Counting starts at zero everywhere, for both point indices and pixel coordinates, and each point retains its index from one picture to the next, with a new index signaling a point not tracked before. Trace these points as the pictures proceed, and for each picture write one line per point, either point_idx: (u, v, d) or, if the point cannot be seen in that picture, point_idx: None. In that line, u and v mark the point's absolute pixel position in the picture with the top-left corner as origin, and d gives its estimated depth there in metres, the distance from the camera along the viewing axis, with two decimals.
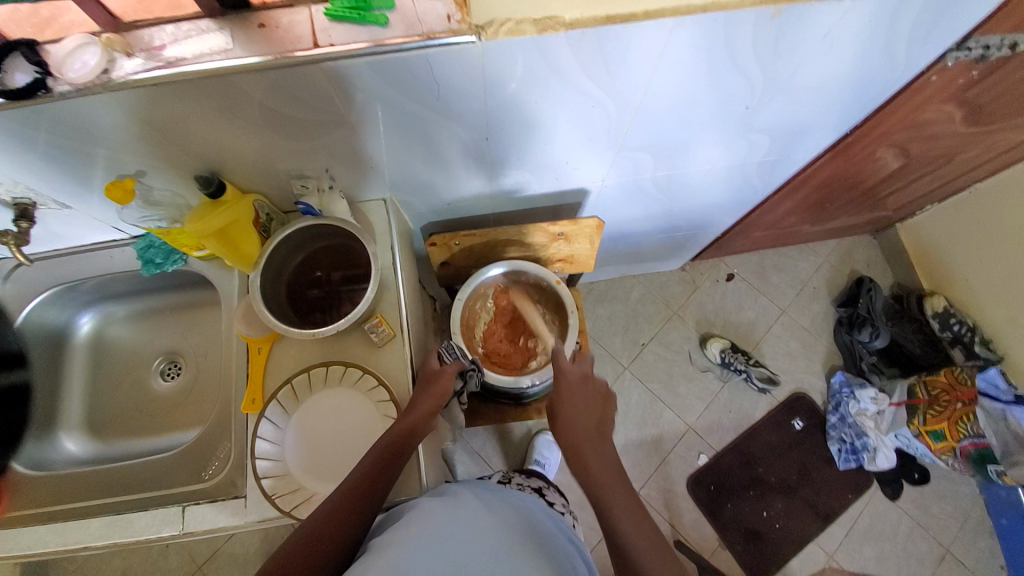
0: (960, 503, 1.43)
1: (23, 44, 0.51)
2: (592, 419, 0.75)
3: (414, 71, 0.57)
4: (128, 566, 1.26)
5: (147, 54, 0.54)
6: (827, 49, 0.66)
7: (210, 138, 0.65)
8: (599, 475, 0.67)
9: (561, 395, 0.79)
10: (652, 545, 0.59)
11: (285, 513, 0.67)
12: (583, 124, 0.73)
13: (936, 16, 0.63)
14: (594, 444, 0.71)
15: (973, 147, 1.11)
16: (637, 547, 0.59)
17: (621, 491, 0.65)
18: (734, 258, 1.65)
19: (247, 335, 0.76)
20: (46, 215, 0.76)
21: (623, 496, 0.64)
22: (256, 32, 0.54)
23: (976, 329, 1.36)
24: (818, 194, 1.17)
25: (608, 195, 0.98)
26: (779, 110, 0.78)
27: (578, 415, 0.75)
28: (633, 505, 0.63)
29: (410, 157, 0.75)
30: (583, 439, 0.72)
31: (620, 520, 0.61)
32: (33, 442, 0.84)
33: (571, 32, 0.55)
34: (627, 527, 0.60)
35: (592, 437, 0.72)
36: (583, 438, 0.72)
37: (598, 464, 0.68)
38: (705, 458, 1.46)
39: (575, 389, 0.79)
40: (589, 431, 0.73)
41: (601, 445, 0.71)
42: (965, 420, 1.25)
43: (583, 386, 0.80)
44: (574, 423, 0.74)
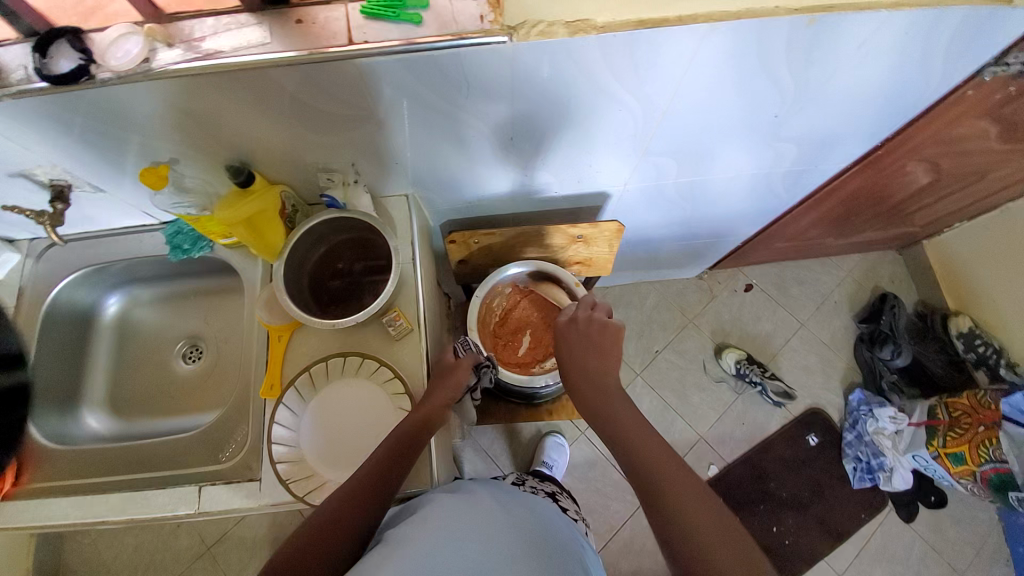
0: (977, 530, 1.39)
1: (69, 32, 0.53)
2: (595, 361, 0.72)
3: (444, 69, 0.58)
4: (140, 542, 1.29)
5: (187, 45, 0.55)
6: (860, 60, 0.65)
7: (241, 129, 0.66)
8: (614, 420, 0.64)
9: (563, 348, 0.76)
10: (680, 479, 0.56)
11: (299, 498, 0.68)
12: (608, 128, 0.73)
13: (976, 30, 0.62)
14: (605, 390, 0.69)
15: (1009, 164, 1.08)
16: (658, 481, 0.56)
17: (638, 432, 0.62)
18: (752, 268, 1.63)
19: (269, 322, 0.78)
20: (82, 197, 0.79)
21: (640, 434, 0.61)
22: (293, 27, 0.55)
23: (1002, 351, 1.33)
24: (844, 206, 1.15)
25: (628, 199, 0.97)
26: (808, 119, 0.77)
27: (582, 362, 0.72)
28: (652, 441, 0.60)
29: (435, 154, 0.76)
30: (591, 389, 0.69)
31: (640, 460, 0.59)
32: (59, 417, 0.86)
33: (602, 36, 0.55)
34: (648, 464, 0.58)
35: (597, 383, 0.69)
36: (591, 387, 0.69)
37: (612, 411, 0.66)
38: (714, 469, 1.44)
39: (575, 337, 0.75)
40: (596, 375, 0.70)
41: (610, 391, 0.68)
42: (988, 444, 1.21)
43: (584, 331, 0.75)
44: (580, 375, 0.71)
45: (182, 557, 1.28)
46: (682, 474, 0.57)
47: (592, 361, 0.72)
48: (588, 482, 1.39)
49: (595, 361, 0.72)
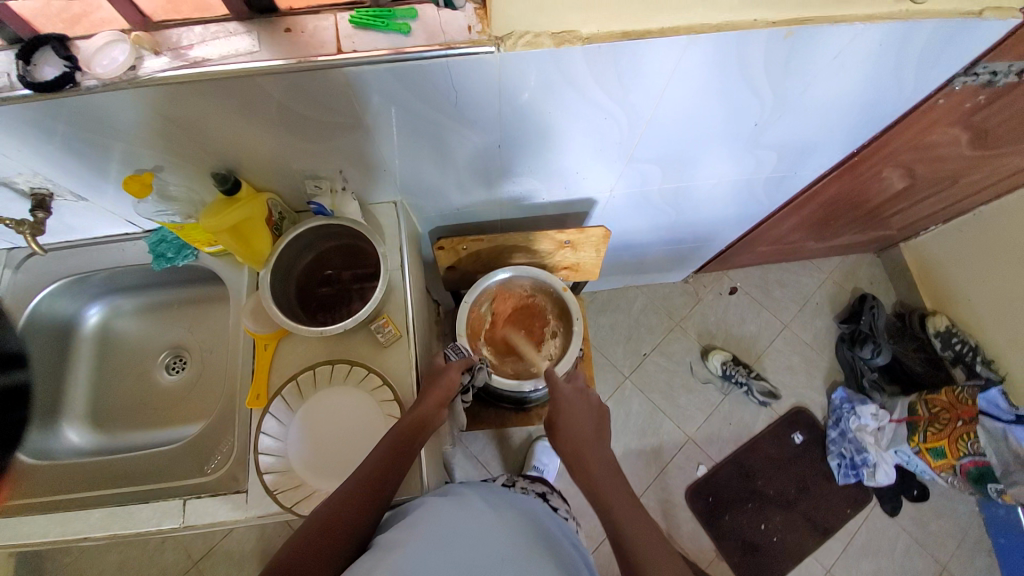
0: (957, 524, 1.43)
1: (53, 39, 0.53)
2: (589, 427, 0.76)
3: (432, 78, 0.58)
4: (122, 558, 1.26)
5: (173, 53, 0.55)
6: (836, 70, 0.67)
7: (229, 136, 0.66)
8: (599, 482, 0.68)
9: (560, 408, 0.80)
10: (656, 547, 0.59)
11: (286, 509, 0.68)
12: (595, 135, 0.74)
13: (945, 42, 0.65)
14: (594, 451, 0.72)
15: (979, 169, 1.12)
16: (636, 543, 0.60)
17: (625, 498, 0.65)
18: (737, 271, 1.66)
19: (254, 331, 0.77)
20: (63, 205, 0.77)
21: (624, 499, 0.65)
22: (282, 36, 0.55)
23: (978, 348, 1.37)
24: (824, 211, 1.18)
25: (615, 205, 0.99)
26: (788, 127, 0.79)
27: (576, 426, 0.76)
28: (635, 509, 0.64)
29: (423, 161, 0.76)
30: (584, 448, 0.73)
31: (623, 521, 0.62)
32: (37, 431, 0.84)
33: (588, 46, 0.56)
34: (631, 530, 0.61)
35: (590, 444, 0.74)
36: (583, 445, 0.73)
37: (599, 473, 0.69)
38: (703, 470, 1.46)
39: (573, 400, 0.81)
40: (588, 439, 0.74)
41: (601, 453, 0.72)
42: (966, 438, 1.23)
43: (581, 398, 0.81)
44: (575, 435, 0.75)
45: (166, 572, 1.25)
46: (659, 544, 0.60)
47: (588, 425, 0.76)
48: (579, 486, 1.40)
49: (588, 426, 0.76)
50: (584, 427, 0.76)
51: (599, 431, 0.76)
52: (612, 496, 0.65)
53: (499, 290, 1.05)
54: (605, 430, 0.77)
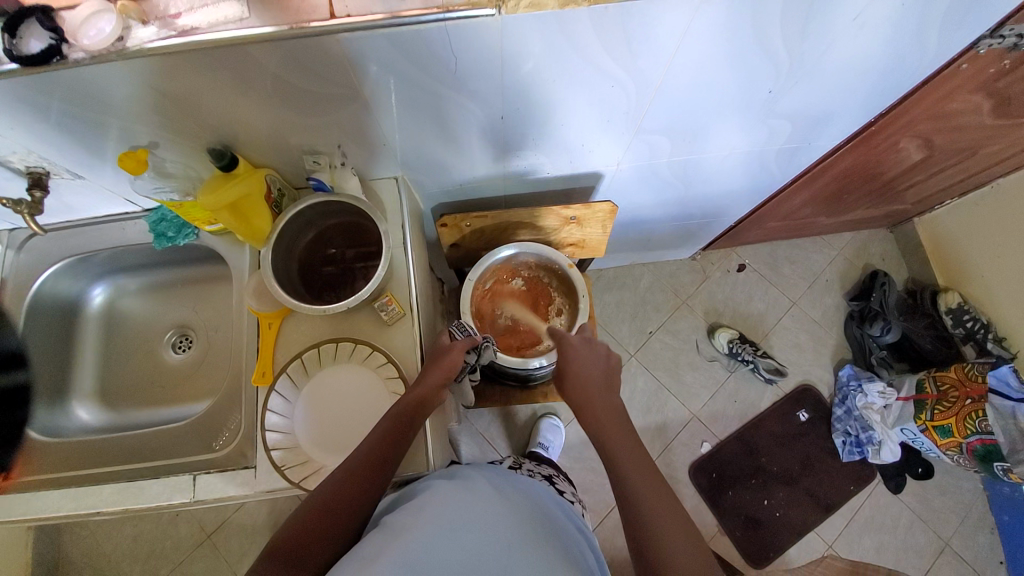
0: (961, 500, 1.43)
1: (38, 11, 0.51)
2: (598, 377, 0.76)
3: (430, 44, 0.56)
4: (138, 531, 1.29)
5: (161, 22, 0.53)
6: (855, 33, 0.63)
7: (223, 110, 0.64)
8: (605, 428, 0.68)
9: (569, 357, 0.80)
10: (656, 489, 0.59)
11: (294, 484, 0.68)
12: (601, 106, 0.72)
13: (972, 1, 0.61)
14: (603, 399, 0.73)
15: (1001, 139, 1.08)
16: (637, 487, 0.59)
17: (629, 445, 0.65)
18: (746, 248, 1.63)
19: (258, 309, 0.76)
20: (60, 184, 0.76)
21: (627, 443, 0.65)
22: (272, 1, 0.53)
23: (989, 325, 1.36)
24: (836, 184, 1.14)
25: (621, 179, 0.96)
26: (803, 95, 0.76)
27: (585, 375, 0.76)
28: (639, 454, 0.64)
29: (424, 135, 0.74)
30: (591, 395, 0.73)
31: (624, 468, 0.62)
32: (48, 409, 0.85)
33: (593, 8, 0.53)
34: (632, 472, 0.61)
35: (597, 391, 0.74)
36: (591, 393, 0.73)
37: (608, 421, 0.69)
38: (708, 447, 1.46)
39: (580, 351, 0.81)
40: (598, 388, 0.74)
41: (609, 402, 0.72)
42: (974, 416, 1.22)
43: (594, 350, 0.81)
44: (584, 385, 0.75)
45: (181, 545, 1.29)
46: (658, 486, 0.60)
47: (597, 374, 0.77)
48: (583, 462, 1.41)
49: (597, 376, 0.76)
50: (592, 375, 0.76)
51: (608, 381, 0.76)
52: (616, 442, 0.65)
53: (508, 265, 1.04)
54: (616, 382, 0.77)
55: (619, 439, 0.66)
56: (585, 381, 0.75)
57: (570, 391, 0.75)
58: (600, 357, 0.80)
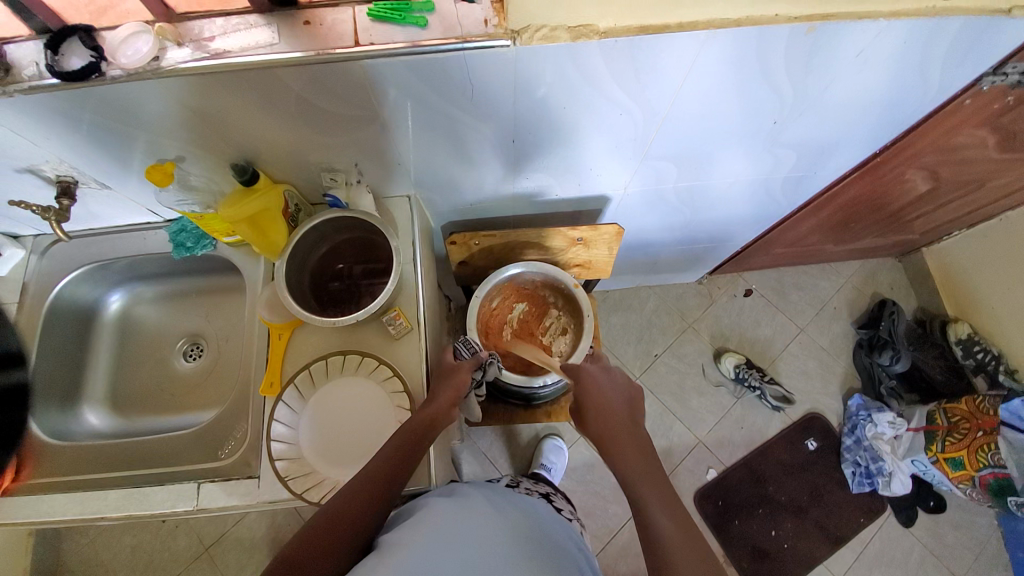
0: (976, 538, 1.39)
1: (80, 30, 0.55)
2: (621, 407, 0.75)
3: (448, 71, 0.59)
4: (138, 540, 1.29)
5: (195, 44, 0.56)
6: (859, 68, 0.65)
7: (248, 128, 0.67)
8: (631, 464, 0.66)
9: (588, 386, 0.78)
10: (686, 532, 0.58)
11: (296, 495, 0.69)
12: (611, 132, 0.74)
13: (972, 40, 0.63)
14: (628, 432, 0.71)
15: (1006, 173, 1.09)
16: (666, 531, 0.58)
17: (658, 487, 0.63)
18: (753, 273, 1.63)
19: (270, 320, 0.78)
20: (87, 194, 0.80)
21: (655, 483, 0.64)
22: (300, 28, 0.56)
23: (1000, 358, 1.35)
24: (843, 213, 1.15)
25: (629, 202, 0.98)
26: (808, 126, 0.78)
27: (607, 405, 0.75)
28: (667, 495, 0.63)
29: (439, 156, 0.77)
30: (616, 427, 0.71)
31: (653, 511, 0.60)
32: (60, 412, 0.87)
33: (604, 41, 0.56)
34: (662, 516, 0.59)
35: (622, 423, 0.72)
36: (614, 425, 0.72)
37: (634, 456, 0.67)
38: (713, 473, 1.44)
39: (601, 379, 0.79)
40: (621, 419, 0.73)
41: (635, 436, 0.71)
42: (986, 449, 1.20)
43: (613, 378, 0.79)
44: (607, 415, 0.73)
45: (179, 556, 1.28)
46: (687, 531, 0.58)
47: (619, 404, 0.75)
48: (586, 485, 1.40)
49: (619, 407, 0.75)
50: (615, 405, 0.74)
51: (631, 411, 0.75)
52: (643, 480, 0.64)
53: (512, 285, 1.05)
54: (638, 412, 0.75)
55: (647, 477, 0.64)
56: (606, 411, 0.74)
57: (592, 421, 0.74)
58: (620, 386, 0.78)
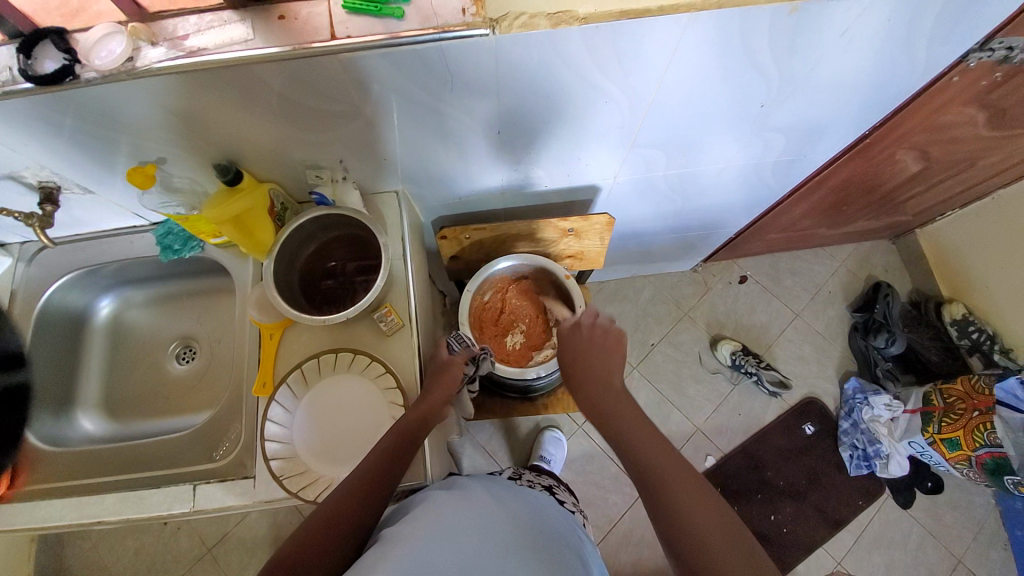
0: (973, 516, 1.40)
1: (52, 32, 0.53)
2: (599, 361, 0.75)
3: (427, 63, 0.58)
4: (140, 544, 1.29)
5: (170, 43, 0.55)
6: (844, 47, 0.65)
7: (229, 127, 0.66)
8: (615, 419, 0.67)
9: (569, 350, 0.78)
10: (676, 467, 0.59)
11: (292, 494, 0.69)
12: (597, 121, 0.74)
13: (958, 15, 0.62)
14: (611, 385, 0.72)
15: (997, 150, 1.08)
16: (658, 470, 0.58)
17: (643, 431, 0.63)
18: (747, 260, 1.63)
19: (260, 321, 0.77)
20: (71, 199, 0.79)
21: (639, 426, 0.64)
22: (275, 24, 0.55)
23: (995, 337, 1.36)
24: (835, 196, 1.15)
25: (619, 191, 0.97)
26: (795, 109, 0.77)
27: (587, 364, 0.75)
28: (652, 434, 0.63)
29: (424, 150, 0.76)
30: (596, 385, 0.72)
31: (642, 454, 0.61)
32: (54, 419, 0.86)
33: (585, 27, 0.55)
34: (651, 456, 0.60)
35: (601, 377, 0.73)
36: (596, 383, 0.73)
37: (618, 408, 0.68)
38: (712, 460, 1.45)
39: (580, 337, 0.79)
40: (599, 376, 0.73)
41: (615, 390, 0.71)
42: (982, 429, 1.21)
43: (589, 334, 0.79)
44: (588, 375, 0.74)
45: (182, 558, 1.29)
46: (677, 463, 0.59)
47: (596, 358, 0.76)
48: (586, 475, 1.40)
49: (598, 361, 0.75)
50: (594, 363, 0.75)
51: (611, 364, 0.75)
52: (630, 428, 0.64)
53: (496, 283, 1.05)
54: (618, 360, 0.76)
55: (634, 424, 0.65)
56: (587, 371, 0.74)
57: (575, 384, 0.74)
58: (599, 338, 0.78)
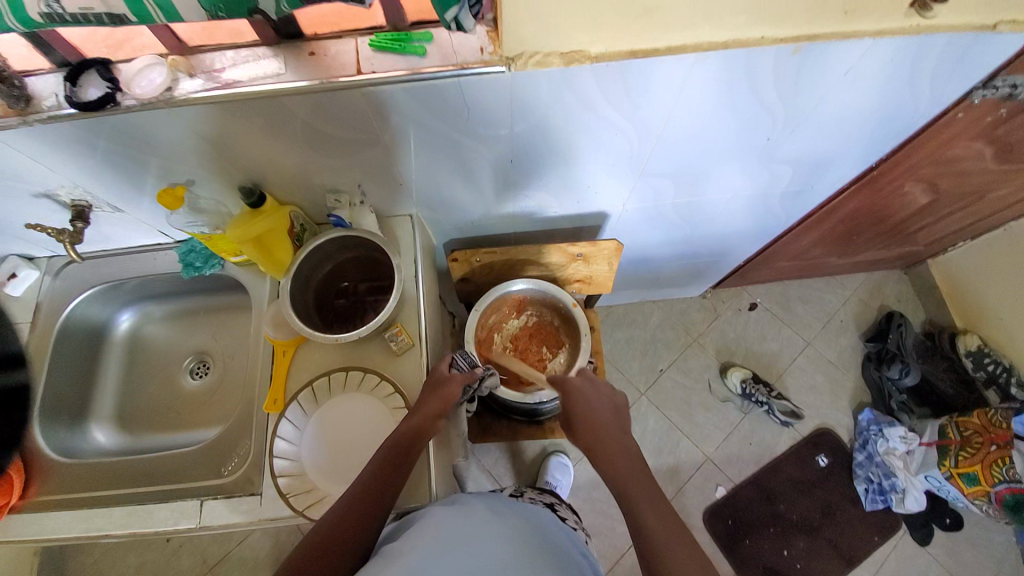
0: (995, 557, 1.35)
1: (98, 63, 0.57)
2: (608, 418, 0.74)
3: (445, 97, 0.61)
4: (141, 560, 1.29)
5: (206, 75, 0.59)
6: (848, 85, 0.67)
7: (255, 153, 0.70)
8: (619, 468, 0.66)
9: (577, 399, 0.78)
10: (684, 543, 0.56)
11: (298, 512, 0.69)
12: (607, 151, 0.76)
13: (960, 55, 0.64)
14: (622, 445, 0.69)
15: (1006, 184, 1.09)
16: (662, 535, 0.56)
17: (642, 488, 0.62)
18: (757, 288, 1.63)
19: (274, 338, 0.79)
20: (100, 216, 0.82)
21: (645, 489, 0.62)
22: (306, 59, 0.58)
23: (1012, 369, 1.33)
24: (844, 225, 1.16)
25: (628, 218, 0.99)
26: (803, 142, 0.79)
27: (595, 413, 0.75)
28: (656, 498, 0.61)
29: (441, 176, 0.79)
30: (605, 438, 0.71)
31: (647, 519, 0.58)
32: (68, 429, 0.88)
33: (596, 65, 0.58)
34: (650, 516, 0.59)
35: (610, 432, 0.72)
36: (606, 435, 0.71)
37: (622, 463, 0.66)
38: (722, 492, 1.42)
39: (586, 390, 0.79)
40: (606, 429, 0.72)
41: (624, 446, 0.69)
42: (1000, 464, 1.17)
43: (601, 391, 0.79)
44: (594, 424, 0.73)
45: None
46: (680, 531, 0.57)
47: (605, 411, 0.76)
48: (592, 503, 1.38)
49: (611, 413, 0.75)
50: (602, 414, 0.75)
51: (620, 422, 0.74)
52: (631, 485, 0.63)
53: (496, 304, 1.04)
54: (625, 422, 0.75)
55: (637, 483, 0.63)
56: (595, 419, 0.74)
57: (581, 428, 0.74)
58: (607, 399, 0.78)
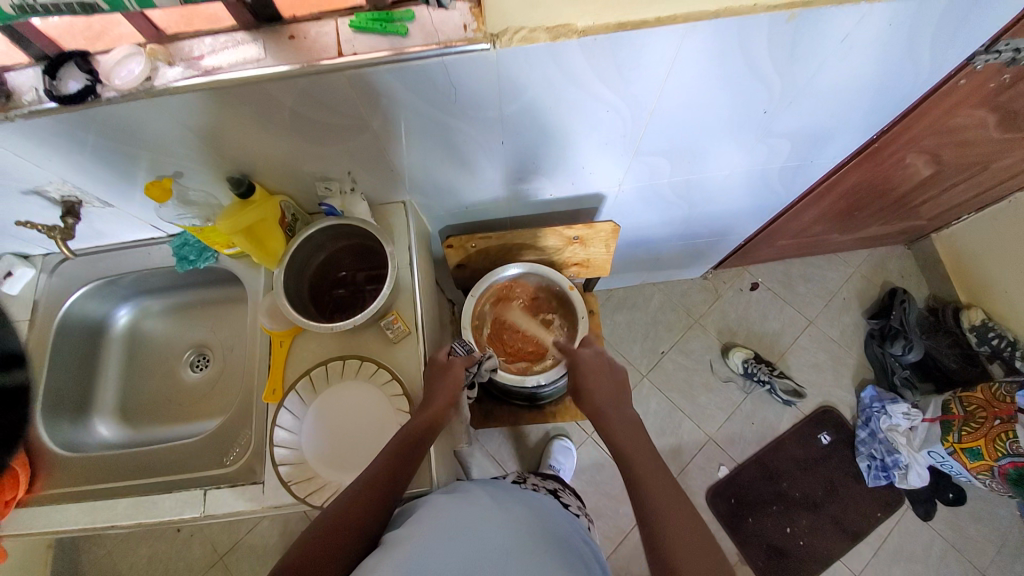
0: (998, 529, 1.35)
1: (76, 55, 0.57)
2: (608, 389, 0.76)
3: (432, 78, 0.59)
4: (154, 551, 1.32)
5: (186, 63, 0.58)
6: (845, 53, 0.65)
7: (242, 143, 0.69)
8: (618, 436, 0.69)
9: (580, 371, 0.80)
10: (676, 505, 0.58)
11: (300, 500, 0.70)
12: (601, 130, 0.74)
13: (961, 19, 0.62)
14: (614, 415, 0.72)
15: (1012, 152, 1.06)
16: (655, 495, 0.59)
17: (648, 469, 0.63)
18: (758, 267, 1.62)
19: (271, 328, 0.80)
20: (92, 212, 0.82)
21: (640, 453, 0.65)
22: (286, 43, 0.57)
23: (1016, 343, 1.31)
24: (845, 201, 1.14)
25: (625, 199, 0.98)
26: (800, 114, 0.77)
27: (601, 396, 0.74)
28: (652, 463, 0.64)
29: (432, 160, 0.77)
30: (605, 409, 0.73)
31: (647, 489, 0.60)
32: (71, 423, 0.89)
33: (584, 39, 0.56)
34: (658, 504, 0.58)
35: (609, 404, 0.74)
36: (606, 407, 0.73)
37: (619, 432, 0.69)
38: (724, 471, 1.42)
39: (592, 362, 0.81)
40: (607, 398, 0.74)
41: (621, 415, 0.72)
42: (1005, 438, 1.16)
43: (602, 362, 0.80)
44: (595, 394, 0.75)
45: (195, 566, 1.30)
46: (677, 497, 0.59)
47: (607, 386, 0.76)
48: (596, 485, 1.39)
49: (621, 399, 0.74)
50: (602, 387, 0.76)
51: (619, 392, 0.76)
52: (636, 467, 0.63)
53: (492, 290, 1.04)
54: (625, 389, 0.77)
55: (632, 448, 0.66)
56: (597, 389, 0.76)
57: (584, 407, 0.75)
58: (609, 368, 0.79)
